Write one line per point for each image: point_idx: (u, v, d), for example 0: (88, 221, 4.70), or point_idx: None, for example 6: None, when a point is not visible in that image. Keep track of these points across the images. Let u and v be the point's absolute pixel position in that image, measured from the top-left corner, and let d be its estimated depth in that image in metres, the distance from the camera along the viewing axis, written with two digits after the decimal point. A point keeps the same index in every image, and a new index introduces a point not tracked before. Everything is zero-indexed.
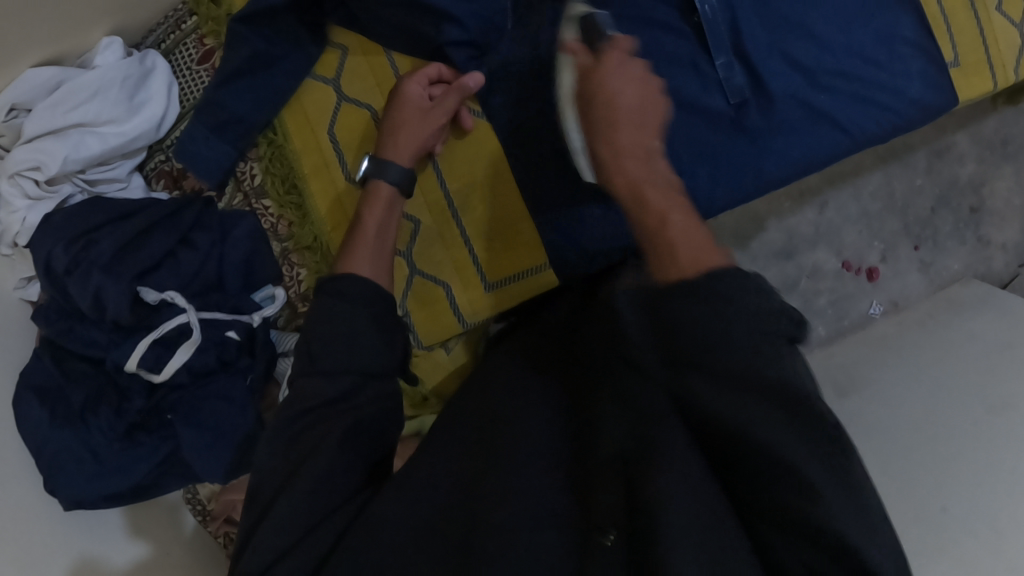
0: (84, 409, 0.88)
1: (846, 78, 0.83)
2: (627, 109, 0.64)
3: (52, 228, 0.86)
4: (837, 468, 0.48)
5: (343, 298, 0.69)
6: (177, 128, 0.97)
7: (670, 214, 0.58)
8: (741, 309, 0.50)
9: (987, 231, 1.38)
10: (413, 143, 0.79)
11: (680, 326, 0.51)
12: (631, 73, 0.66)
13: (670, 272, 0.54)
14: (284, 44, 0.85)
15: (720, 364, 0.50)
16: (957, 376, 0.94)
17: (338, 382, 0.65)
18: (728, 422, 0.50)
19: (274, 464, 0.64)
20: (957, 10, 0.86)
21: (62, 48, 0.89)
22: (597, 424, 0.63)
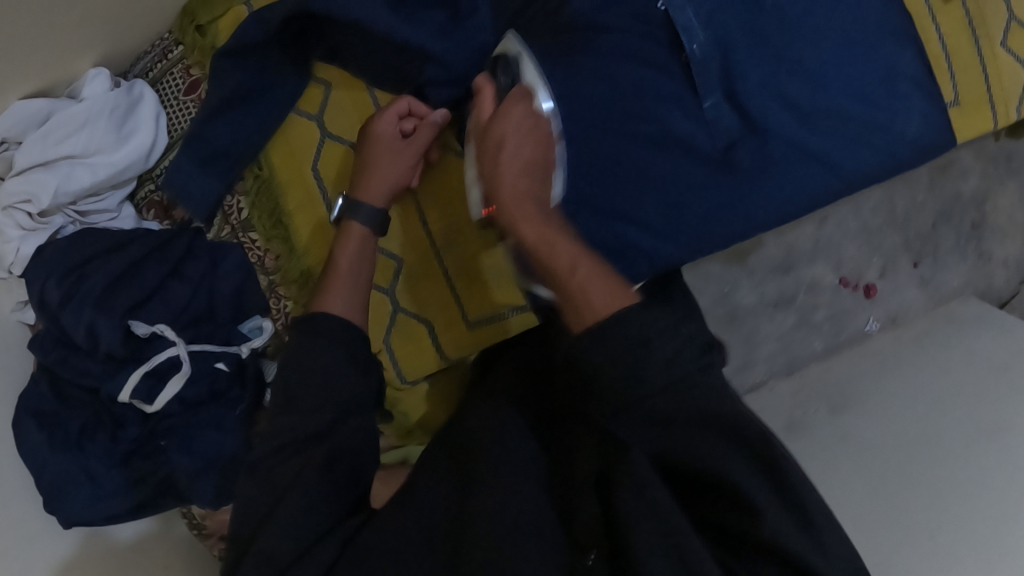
0: (80, 436, 0.90)
1: (841, 118, 0.81)
2: (523, 154, 0.65)
3: (45, 261, 0.87)
4: (781, 477, 0.56)
5: (317, 339, 0.70)
6: (166, 158, 0.97)
7: (580, 263, 0.61)
8: (661, 352, 0.56)
9: (989, 246, 1.38)
10: (385, 185, 0.79)
11: (607, 374, 0.56)
12: (531, 122, 0.68)
13: (583, 316, 0.59)
14: (265, 78, 0.84)
15: (653, 406, 0.56)
16: (944, 393, 0.94)
17: (321, 415, 0.67)
18: (669, 449, 0.57)
19: (257, 496, 0.65)
20: (960, 48, 0.84)
21: (48, 79, 0.90)
22: (569, 445, 0.67)
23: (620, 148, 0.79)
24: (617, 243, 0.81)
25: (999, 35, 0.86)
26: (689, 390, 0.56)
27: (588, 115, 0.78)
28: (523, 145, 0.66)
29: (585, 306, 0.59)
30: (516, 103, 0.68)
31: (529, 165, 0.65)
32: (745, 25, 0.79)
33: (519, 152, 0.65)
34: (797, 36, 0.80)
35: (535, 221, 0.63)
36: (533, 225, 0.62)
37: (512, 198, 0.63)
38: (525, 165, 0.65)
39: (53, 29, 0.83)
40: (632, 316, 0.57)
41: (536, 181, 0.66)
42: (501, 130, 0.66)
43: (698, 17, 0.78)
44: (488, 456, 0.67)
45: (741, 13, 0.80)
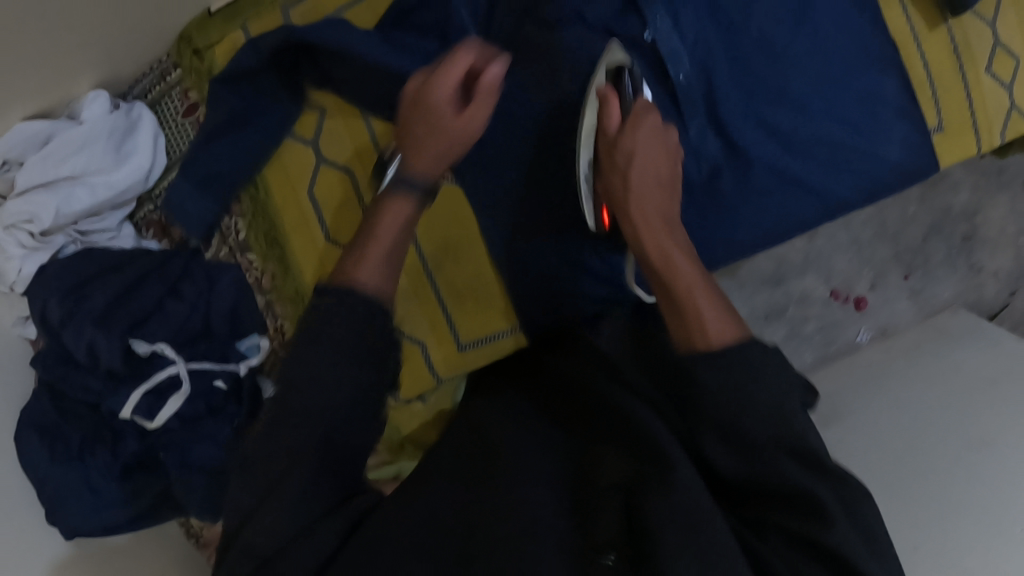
0: (82, 449, 0.93)
1: (826, 145, 0.83)
2: (657, 173, 0.71)
3: (47, 280, 0.90)
4: (833, 481, 0.56)
5: (337, 321, 0.59)
6: (165, 179, 1.00)
7: (697, 289, 0.65)
8: (769, 379, 0.58)
9: (980, 258, 1.38)
10: (440, 154, 0.71)
11: (708, 390, 0.59)
12: (660, 141, 0.72)
13: (697, 339, 0.62)
14: (263, 101, 0.86)
15: (738, 421, 0.58)
16: (932, 406, 0.93)
17: (324, 408, 0.57)
18: (738, 467, 0.59)
19: (252, 493, 0.58)
20: (944, 74, 0.86)
21: (49, 101, 0.92)
22: (595, 452, 0.65)
23: None
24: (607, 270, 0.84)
25: (985, 60, 0.87)
26: (751, 397, 0.58)
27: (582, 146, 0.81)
28: (654, 164, 0.71)
29: (701, 331, 0.62)
30: (648, 119, 0.71)
31: (658, 182, 0.71)
32: (728, 53, 0.82)
33: (654, 171, 0.71)
34: (783, 63, 0.82)
35: (660, 233, 0.69)
36: (657, 241, 0.68)
37: (643, 212, 0.69)
38: (656, 184, 0.71)
39: (53, 53, 0.85)
40: (747, 348, 0.59)
41: (663, 197, 0.71)
42: (633, 146, 0.70)
43: (682, 47, 0.80)
44: (507, 460, 0.65)
45: (725, 43, 0.82)
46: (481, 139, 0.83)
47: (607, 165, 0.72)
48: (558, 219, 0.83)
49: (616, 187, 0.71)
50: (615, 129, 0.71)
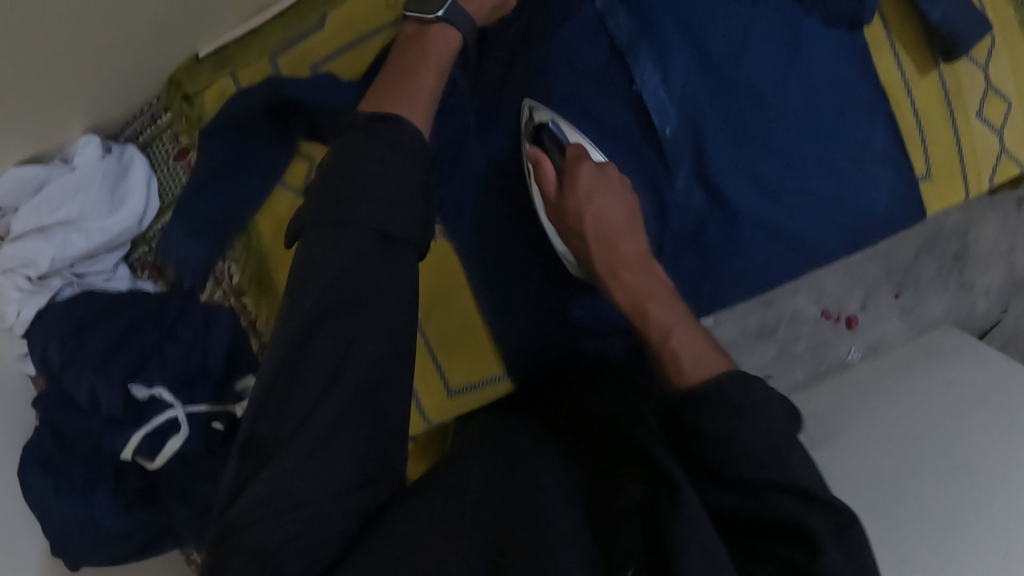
0: (85, 486, 0.91)
1: (812, 197, 0.84)
2: (608, 220, 0.70)
3: (47, 325, 0.90)
4: (840, 516, 0.51)
5: (392, 148, 0.58)
6: (158, 221, 1.01)
7: (674, 329, 0.63)
8: (757, 413, 0.54)
9: (972, 276, 1.38)
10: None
11: (699, 420, 0.55)
12: (605, 182, 0.72)
13: (676, 383, 0.59)
14: (257, 147, 0.86)
15: (730, 450, 0.53)
16: (927, 423, 0.95)
17: (367, 369, 0.55)
18: (731, 501, 0.53)
19: (269, 435, 0.54)
20: (934, 121, 0.85)
21: (45, 145, 0.92)
22: (610, 479, 0.61)
23: None
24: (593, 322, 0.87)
25: (975, 106, 0.86)
26: (748, 424, 0.53)
27: None
28: (605, 205, 0.71)
29: (678, 373, 0.59)
30: (581, 168, 0.72)
31: (618, 231, 0.70)
32: (715, 105, 0.82)
33: (602, 222, 0.70)
34: (772, 114, 0.82)
35: (633, 280, 0.68)
36: (630, 291, 0.67)
37: (607, 266, 0.69)
38: (612, 233, 0.70)
39: (46, 96, 0.84)
40: (726, 383, 0.55)
41: (631, 237, 0.71)
42: (581, 199, 0.70)
43: (671, 99, 0.81)
44: (534, 478, 0.62)
45: (713, 96, 0.82)
46: (468, 195, 0.86)
47: (567, 231, 0.73)
48: (543, 274, 0.87)
49: (581, 254, 0.73)
50: (555, 191, 0.72)
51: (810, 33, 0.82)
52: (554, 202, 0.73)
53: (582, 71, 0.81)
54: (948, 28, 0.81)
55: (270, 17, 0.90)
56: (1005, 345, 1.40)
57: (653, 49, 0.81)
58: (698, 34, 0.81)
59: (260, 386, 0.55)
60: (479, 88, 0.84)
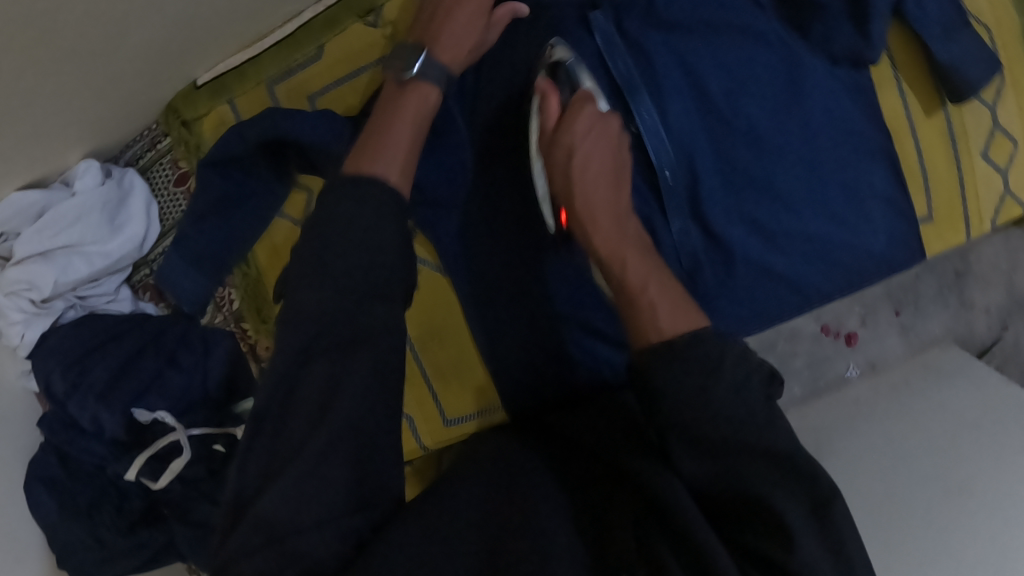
0: (91, 506, 0.93)
1: (808, 239, 0.83)
2: (593, 166, 0.72)
3: (49, 351, 0.92)
4: (818, 499, 0.56)
5: (363, 206, 0.60)
6: (159, 245, 1.01)
7: (651, 283, 0.65)
8: (729, 378, 0.58)
9: (973, 294, 1.30)
10: (455, 46, 0.75)
11: (671, 395, 0.58)
12: (601, 130, 0.73)
13: (648, 332, 0.62)
14: (255, 180, 0.87)
15: (701, 423, 0.57)
16: (923, 446, 0.95)
17: (350, 405, 0.56)
18: (709, 478, 0.57)
19: (257, 475, 0.56)
20: (938, 162, 0.86)
21: (45, 170, 0.92)
22: (604, 492, 0.65)
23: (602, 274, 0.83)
24: (584, 357, 0.85)
25: (982, 146, 0.87)
26: (729, 414, 0.57)
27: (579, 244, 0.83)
28: (596, 152, 0.72)
29: (654, 324, 0.62)
30: (585, 110, 0.73)
31: (601, 178, 0.71)
32: (713, 146, 0.81)
33: (591, 165, 0.72)
34: (770, 156, 0.82)
35: (609, 230, 0.69)
36: (603, 237, 0.69)
37: (587, 208, 0.70)
38: (598, 178, 0.71)
39: (49, 125, 0.84)
40: (702, 339, 0.59)
41: (614, 187, 0.72)
42: (575, 140, 0.72)
43: (667, 137, 0.80)
44: (528, 490, 0.64)
45: (711, 137, 0.81)
46: (466, 230, 0.86)
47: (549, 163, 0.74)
48: (536, 313, 0.85)
49: (558, 189, 0.73)
50: (552, 126, 0.73)
51: (813, 73, 0.82)
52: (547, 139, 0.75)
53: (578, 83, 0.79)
54: (954, 71, 0.82)
55: (269, 45, 0.91)
56: (1004, 364, 1.29)
57: (650, 89, 0.80)
58: (698, 75, 0.80)
59: (258, 413, 0.58)
60: (475, 127, 0.84)
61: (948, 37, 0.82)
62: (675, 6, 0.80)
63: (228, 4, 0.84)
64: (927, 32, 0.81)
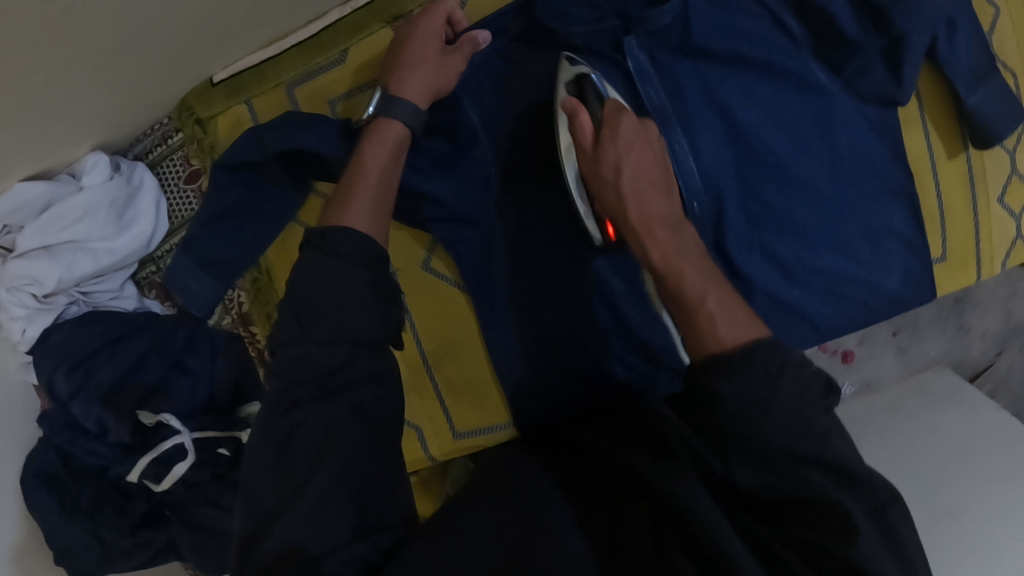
0: (91, 506, 0.92)
1: (824, 273, 0.85)
2: (644, 173, 0.65)
3: (52, 350, 0.90)
4: (869, 491, 0.52)
5: (345, 241, 0.61)
6: (167, 242, 1.00)
7: (710, 293, 0.59)
8: (791, 389, 0.53)
9: (969, 319, 1.24)
10: (426, 88, 0.75)
11: (727, 398, 0.53)
12: (640, 135, 0.67)
13: (709, 346, 0.56)
14: (270, 188, 0.86)
15: (759, 428, 0.53)
16: (917, 468, 0.96)
17: (353, 442, 0.57)
18: (764, 482, 0.54)
19: (267, 500, 0.56)
20: (955, 205, 0.88)
21: (50, 162, 0.89)
22: (620, 502, 0.64)
23: (623, 302, 0.83)
24: (598, 379, 0.85)
25: (997, 191, 0.89)
26: (777, 410, 0.53)
27: (602, 268, 0.83)
28: (641, 158, 0.66)
29: (712, 334, 0.56)
30: (620, 119, 0.68)
31: (653, 184, 0.65)
32: (738, 180, 0.82)
33: (639, 174, 0.65)
34: (791, 192, 0.83)
35: (666, 239, 0.62)
36: (660, 247, 0.62)
37: (641, 218, 0.63)
38: (646, 184, 0.65)
39: (59, 120, 0.82)
40: (760, 349, 0.54)
41: (665, 190, 0.65)
42: (616, 146, 0.66)
43: (697, 168, 0.80)
44: (543, 502, 0.64)
45: (738, 171, 0.82)
46: (487, 248, 0.86)
47: (596, 182, 0.68)
48: (550, 336, 0.85)
49: (609, 203, 0.67)
50: (588, 141, 0.67)
51: (840, 112, 0.83)
52: (588, 154, 0.68)
53: None
54: (978, 116, 0.83)
55: (289, 46, 0.89)
56: (995, 388, 1.28)
57: (680, 119, 0.81)
58: (728, 107, 0.81)
59: (275, 437, 0.57)
60: (499, 147, 0.84)
61: (978, 83, 0.82)
62: (710, 37, 0.80)
63: (255, 8, 0.82)
64: (957, 77, 0.82)
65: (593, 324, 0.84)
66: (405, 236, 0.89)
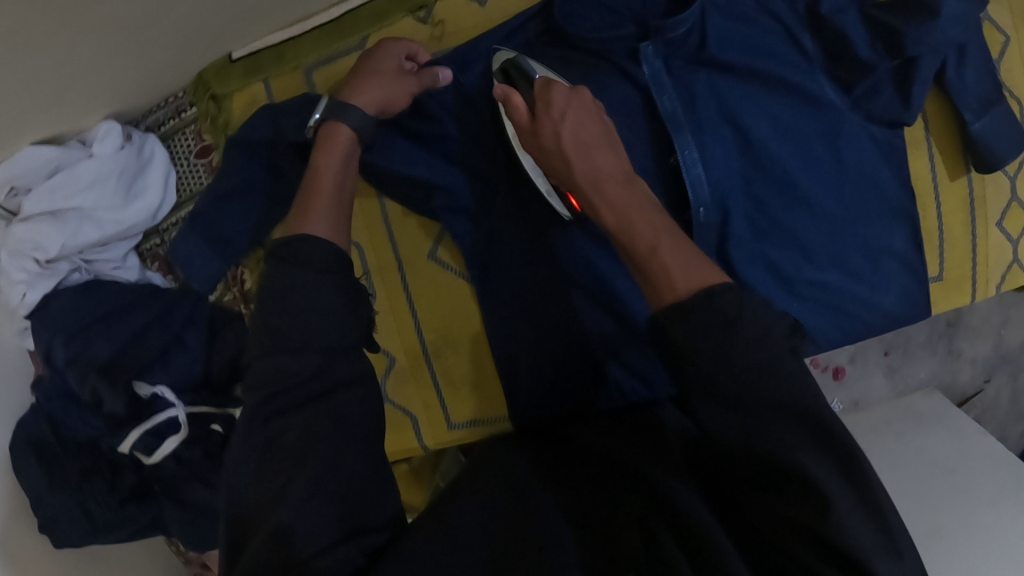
0: (80, 478, 0.91)
1: (823, 287, 0.86)
2: (584, 134, 0.68)
3: (53, 317, 0.90)
4: (855, 473, 0.51)
5: (308, 242, 0.62)
6: (173, 215, 1.01)
7: (661, 242, 0.60)
8: (751, 337, 0.52)
9: (960, 344, 1.25)
10: (374, 97, 0.76)
11: (699, 351, 0.52)
12: (575, 104, 0.69)
13: (664, 295, 0.57)
14: (279, 171, 0.86)
15: (732, 386, 0.52)
16: (903, 488, 0.97)
17: (333, 444, 0.57)
18: (745, 445, 0.52)
19: (255, 484, 0.56)
20: (954, 227, 0.90)
21: (62, 129, 0.89)
22: (612, 497, 0.64)
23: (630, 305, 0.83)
24: (596, 377, 0.85)
25: (996, 216, 0.91)
26: (760, 381, 0.52)
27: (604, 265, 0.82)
28: (582, 126, 0.68)
29: (667, 283, 0.57)
30: (552, 90, 0.70)
31: (596, 144, 0.67)
32: (745, 190, 0.83)
33: (580, 138, 0.67)
34: (797, 205, 0.84)
35: (614, 193, 0.64)
36: (610, 204, 0.64)
37: (592, 186, 0.65)
38: (587, 144, 0.67)
39: (76, 87, 0.82)
40: (716, 292, 0.54)
41: (609, 152, 0.67)
42: (555, 115, 0.68)
43: (705, 177, 0.80)
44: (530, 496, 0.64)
45: (747, 179, 0.83)
46: (495, 242, 0.86)
47: (544, 157, 0.70)
48: (552, 334, 0.85)
49: (560, 172, 0.69)
50: (526, 118, 0.69)
51: (849, 131, 0.84)
52: (530, 134, 0.70)
53: (615, 116, 0.81)
54: (982, 142, 0.85)
55: (310, 28, 0.90)
56: (982, 414, 1.30)
57: (692, 128, 0.80)
58: (740, 119, 0.81)
59: (264, 417, 0.58)
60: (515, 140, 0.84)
61: (984, 109, 0.84)
62: (727, 49, 0.82)
63: None
64: (964, 102, 0.84)
65: (597, 321, 0.84)
66: (414, 222, 0.91)
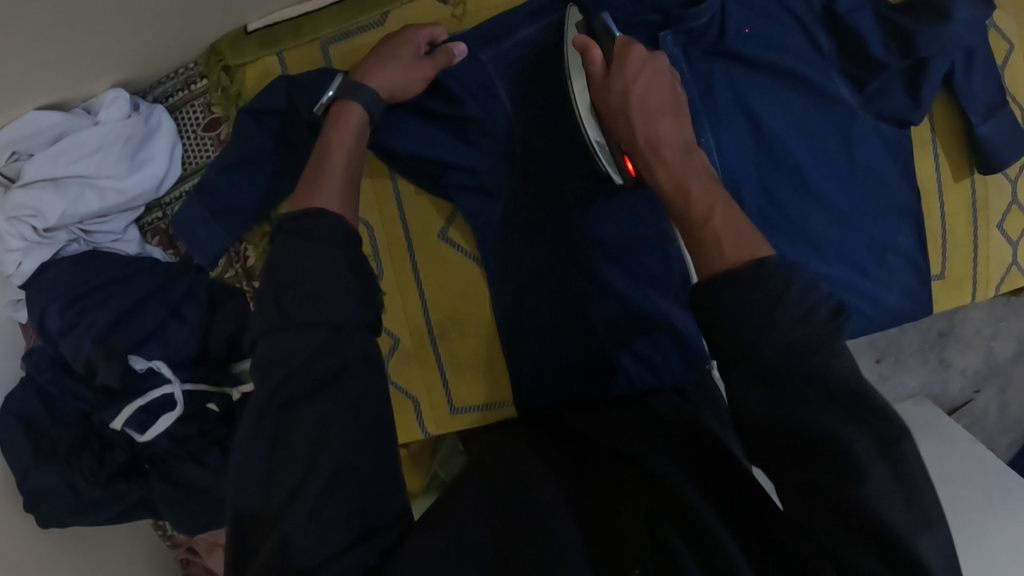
0: (68, 454, 0.88)
1: (832, 282, 0.87)
2: (654, 98, 0.65)
3: (48, 284, 0.88)
4: (887, 431, 0.49)
5: (325, 215, 0.61)
6: (177, 187, 0.99)
7: (715, 211, 0.59)
8: (795, 306, 0.51)
9: (951, 355, 1.26)
10: (389, 81, 0.76)
11: (736, 317, 0.52)
12: (653, 67, 0.66)
13: (714, 263, 0.56)
14: (289, 143, 0.84)
15: (762, 359, 0.51)
16: None
17: (346, 433, 0.55)
18: (773, 415, 0.51)
19: (273, 458, 0.55)
20: (957, 229, 0.92)
21: (67, 95, 0.87)
22: (615, 496, 0.61)
23: (646, 285, 0.83)
24: (604, 362, 0.85)
25: (997, 218, 0.93)
26: (796, 357, 0.50)
27: (609, 243, 0.83)
28: (652, 90, 0.65)
29: (717, 252, 0.56)
30: (632, 49, 0.67)
31: (661, 109, 0.64)
32: (756, 179, 0.84)
33: (650, 100, 0.65)
34: (807, 198, 0.85)
35: (675, 162, 0.62)
36: (671, 172, 0.62)
37: (651, 146, 0.63)
38: (655, 110, 0.64)
39: (87, 50, 0.81)
40: (765, 265, 0.53)
41: (676, 121, 0.65)
42: (632, 73, 0.65)
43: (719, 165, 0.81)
44: (532, 490, 0.60)
45: (759, 169, 0.84)
46: (510, 227, 0.85)
47: (608, 114, 0.68)
48: (559, 321, 0.85)
49: (621, 132, 0.67)
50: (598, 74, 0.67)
51: (860, 128, 0.85)
52: (599, 89, 0.68)
53: None
54: (987, 145, 0.86)
55: (330, 4, 0.90)
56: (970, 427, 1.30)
57: (707, 116, 0.81)
58: (754, 112, 0.83)
59: (269, 386, 0.56)
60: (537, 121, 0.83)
61: (989, 113, 0.86)
62: (746, 41, 0.82)
63: None
64: (971, 105, 0.86)
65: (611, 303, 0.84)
66: (424, 199, 0.91)
